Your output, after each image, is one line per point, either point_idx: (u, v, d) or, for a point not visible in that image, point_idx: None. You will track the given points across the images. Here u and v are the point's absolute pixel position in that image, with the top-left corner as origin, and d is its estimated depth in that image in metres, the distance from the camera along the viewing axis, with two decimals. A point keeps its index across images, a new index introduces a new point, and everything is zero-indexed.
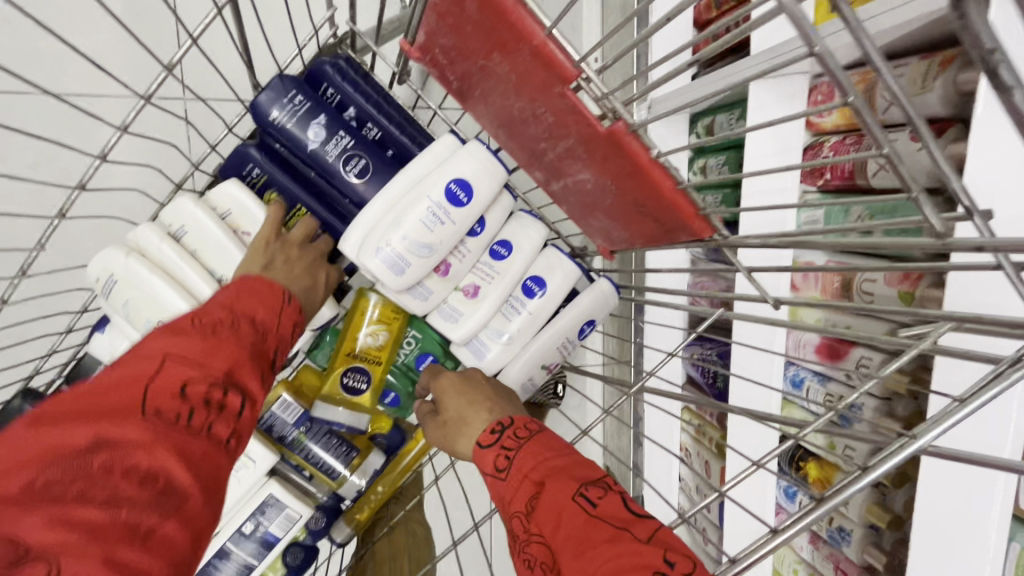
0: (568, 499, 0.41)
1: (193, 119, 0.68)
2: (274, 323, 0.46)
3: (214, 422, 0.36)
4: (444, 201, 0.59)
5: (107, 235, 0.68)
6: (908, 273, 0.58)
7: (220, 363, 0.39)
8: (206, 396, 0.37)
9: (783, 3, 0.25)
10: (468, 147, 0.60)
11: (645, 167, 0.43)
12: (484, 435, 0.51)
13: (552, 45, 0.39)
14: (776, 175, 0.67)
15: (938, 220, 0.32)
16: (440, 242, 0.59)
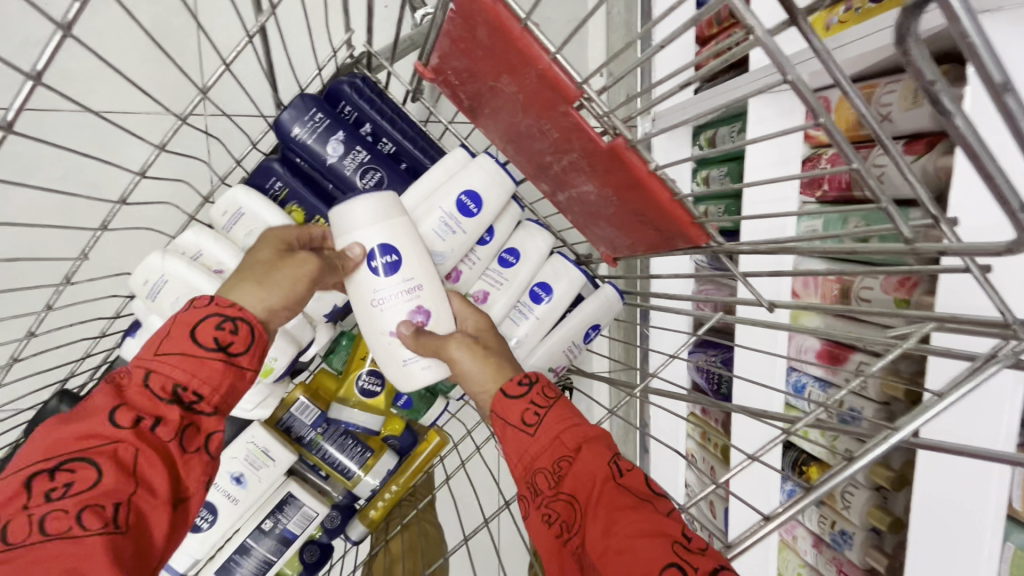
0: (602, 464, 0.44)
1: (220, 136, 0.72)
2: (141, 366, 0.43)
3: (72, 497, 0.37)
4: (455, 212, 0.62)
5: (139, 245, 0.72)
6: (904, 281, 0.61)
7: (65, 437, 0.39)
8: (57, 473, 0.38)
9: (760, 37, 0.28)
10: (478, 160, 0.63)
11: (644, 180, 0.46)
12: (511, 386, 0.49)
13: (556, 69, 0.43)
14: (774, 186, 0.70)
15: (908, 230, 0.36)
16: (451, 251, 0.62)
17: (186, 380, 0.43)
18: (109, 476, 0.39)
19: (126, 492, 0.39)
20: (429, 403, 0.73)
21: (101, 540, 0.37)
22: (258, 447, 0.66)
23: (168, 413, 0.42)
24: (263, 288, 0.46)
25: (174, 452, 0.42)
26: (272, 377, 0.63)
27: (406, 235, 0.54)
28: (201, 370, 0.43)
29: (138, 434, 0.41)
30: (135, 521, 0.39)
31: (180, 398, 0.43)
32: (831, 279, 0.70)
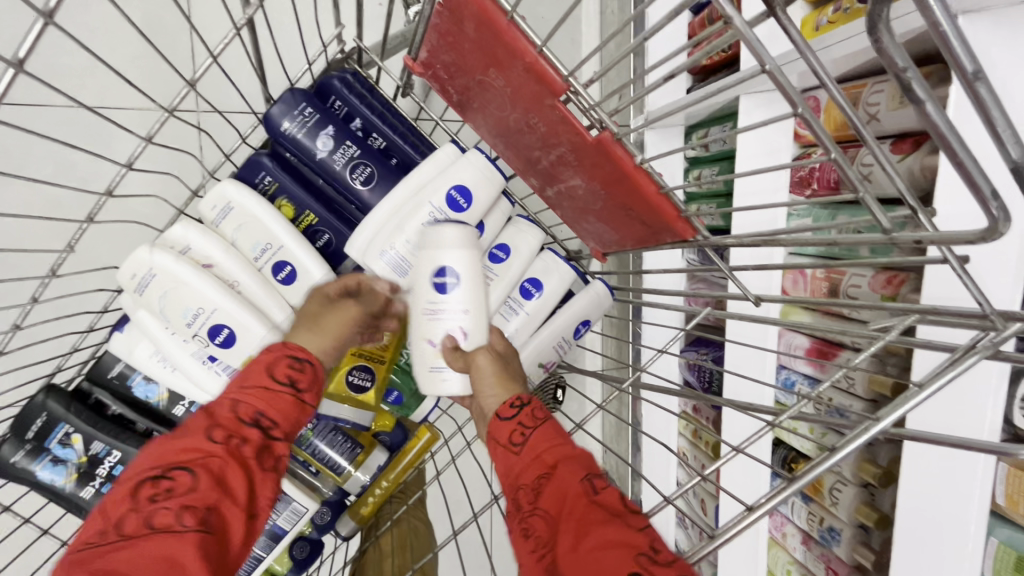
0: (577, 481, 0.47)
1: (210, 130, 0.72)
2: (228, 396, 0.52)
3: (173, 499, 0.45)
4: (445, 207, 0.62)
5: (128, 240, 0.72)
6: (892, 278, 0.62)
7: (171, 450, 0.47)
8: (161, 481, 0.46)
9: (741, 29, 0.29)
10: (468, 156, 0.63)
11: (631, 173, 0.46)
12: (503, 408, 0.54)
13: (543, 62, 0.43)
14: (768, 176, 0.70)
15: (888, 220, 0.36)
16: None
17: (266, 409, 0.52)
18: (204, 482, 0.46)
19: (215, 498, 0.46)
20: (420, 398, 0.73)
21: (195, 536, 0.44)
22: None
23: (251, 433, 0.51)
24: (315, 328, 0.58)
25: (252, 469, 0.49)
26: None
27: (473, 267, 0.58)
28: (276, 400, 0.53)
29: (227, 450, 0.49)
30: (220, 525, 0.46)
31: (260, 422, 0.52)
32: (820, 276, 0.71)
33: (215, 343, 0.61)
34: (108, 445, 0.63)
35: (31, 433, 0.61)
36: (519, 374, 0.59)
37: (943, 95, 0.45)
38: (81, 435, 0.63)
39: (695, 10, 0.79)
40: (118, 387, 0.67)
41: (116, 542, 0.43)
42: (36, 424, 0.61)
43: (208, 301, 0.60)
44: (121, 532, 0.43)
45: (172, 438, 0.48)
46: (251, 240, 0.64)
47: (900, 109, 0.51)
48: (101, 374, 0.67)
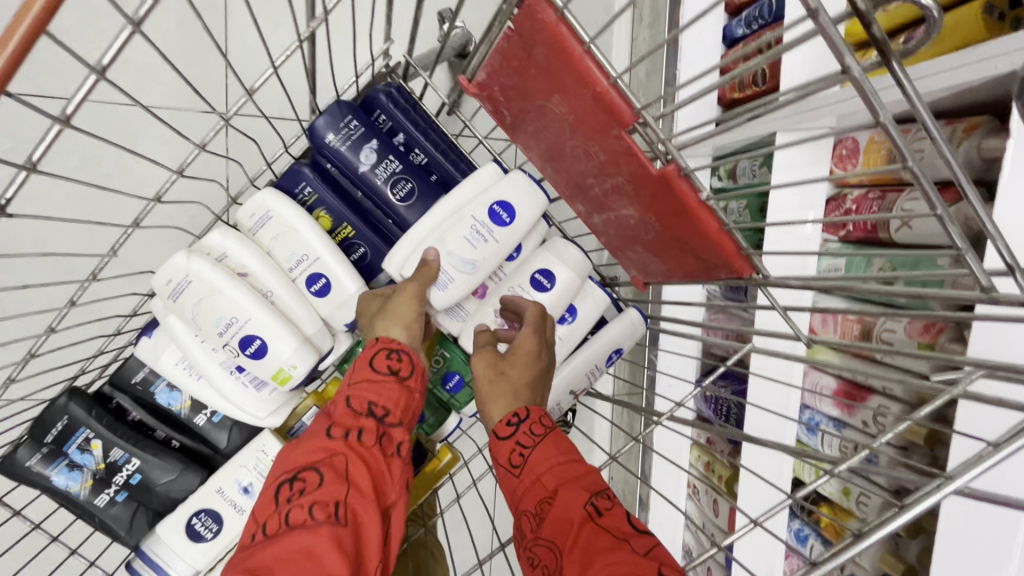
0: (580, 507, 0.48)
1: (249, 137, 0.71)
2: (341, 392, 0.51)
3: (306, 497, 0.43)
4: (488, 221, 0.62)
5: (158, 242, 0.70)
6: (929, 326, 0.61)
7: (298, 451, 0.47)
8: (293, 481, 0.45)
9: (854, 76, 0.28)
10: (511, 175, 0.63)
11: (693, 208, 0.45)
12: (501, 426, 0.55)
13: (614, 93, 0.42)
14: (796, 228, 0.73)
15: (984, 276, 0.37)
16: (483, 259, 0.61)
17: (377, 398, 0.50)
18: (329, 478, 0.44)
19: (344, 493, 0.44)
20: (442, 417, 0.74)
21: (328, 531, 0.41)
22: (268, 456, 0.64)
23: (367, 423, 0.49)
24: (395, 315, 0.55)
25: (376, 462, 0.48)
26: (288, 386, 0.62)
27: (569, 285, 0.67)
28: (385, 388, 0.51)
29: (349, 445, 0.47)
30: (353, 520, 0.43)
31: (374, 411, 0.50)
32: (851, 318, 0.71)
33: (246, 353, 0.60)
34: (126, 452, 0.62)
35: (50, 436, 0.60)
36: (536, 381, 0.58)
37: (992, 142, 0.49)
38: (100, 441, 0.61)
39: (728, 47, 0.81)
40: (141, 393, 0.65)
41: (258, 543, 0.42)
42: (55, 428, 0.59)
43: (241, 311, 0.58)
44: (262, 533, 0.42)
45: (294, 439, 0.48)
46: (287, 251, 0.63)
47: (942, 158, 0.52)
48: (125, 379, 0.64)
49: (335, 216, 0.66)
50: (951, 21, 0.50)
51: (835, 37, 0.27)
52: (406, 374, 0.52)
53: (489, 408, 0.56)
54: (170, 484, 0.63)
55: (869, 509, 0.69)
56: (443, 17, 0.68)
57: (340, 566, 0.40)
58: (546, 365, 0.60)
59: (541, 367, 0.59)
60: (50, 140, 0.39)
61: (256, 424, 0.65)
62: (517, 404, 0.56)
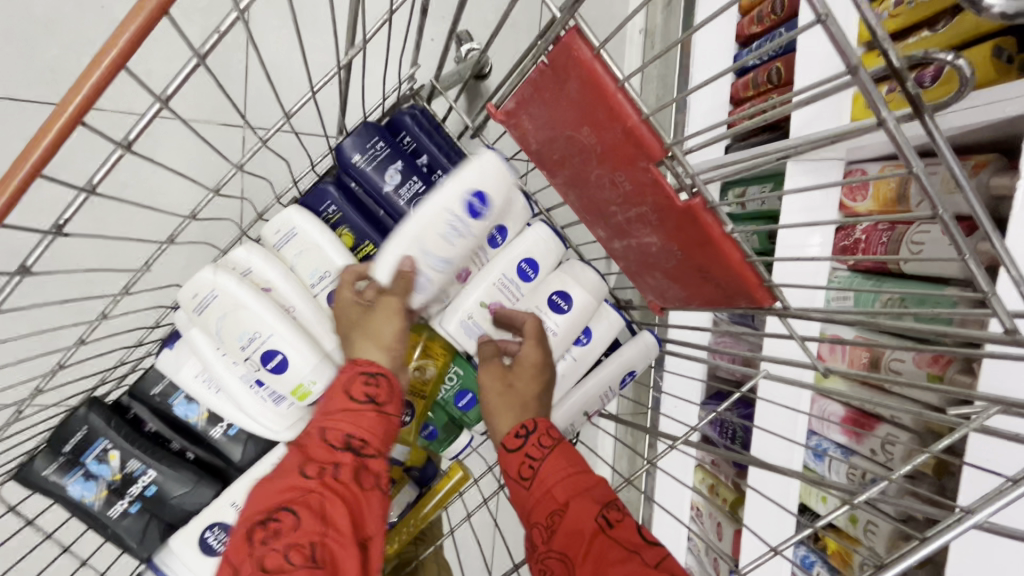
0: (591, 518, 0.49)
1: (271, 154, 0.72)
2: (317, 424, 0.51)
3: (281, 539, 0.44)
4: (462, 213, 0.58)
5: (180, 255, 0.71)
6: (937, 358, 0.63)
7: (275, 490, 0.48)
8: (268, 522, 0.46)
9: (888, 126, 0.30)
10: (482, 157, 0.58)
11: (717, 240, 0.46)
12: (510, 439, 0.57)
13: (645, 128, 0.43)
14: (808, 263, 0.75)
15: (1010, 316, 0.38)
16: (458, 255, 0.58)
17: (354, 430, 0.51)
18: (304, 519, 0.45)
19: (320, 533, 0.45)
20: (453, 434, 0.74)
21: (304, 573, 0.43)
22: None
23: (344, 458, 0.50)
24: (372, 335, 0.54)
25: (353, 495, 0.49)
26: (307, 402, 0.62)
27: (586, 308, 0.68)
28: (361, 419, 0.51)
29: (325, 483, 0.48)
30: (330, 559, 0.45)
31: (350, 444, 0.50)
32: (859, 347, 0.72)
33: (267, 368, 0.60)
34: (143, 464, 0.62)
35: (68, 446, 0.61)
36: (541, 395, 0.61)
37: (1000, 182, 0.51)
38: (118, 452, 0.62)
39: (738, 75, 0.84)
40: (159, 405, 0.65)
41: None
42: (75, 438, 0.60)
43: (264, 326, 0.59)
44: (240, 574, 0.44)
45: (271, 475, 0.49)
46: (310, 267, 0.64)
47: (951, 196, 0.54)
48: (145, 390, 0.65)
49: (358, 235, 0.67)
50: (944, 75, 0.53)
51: (868, 88, 0.29)
52: (384, 402, 0.53)
53: (497, 422, 0.59)
54: (184, 497, 0.63)
55: (876, 538, 0.69)
56: (459, 39, 0.70)
57: None
58: (551, 377, 0.63)
59: (545, 378, 0.62)
60: (111, 163, 0.42)
61: (272, 438, 0.65)
62: (526, 416, 0.59)
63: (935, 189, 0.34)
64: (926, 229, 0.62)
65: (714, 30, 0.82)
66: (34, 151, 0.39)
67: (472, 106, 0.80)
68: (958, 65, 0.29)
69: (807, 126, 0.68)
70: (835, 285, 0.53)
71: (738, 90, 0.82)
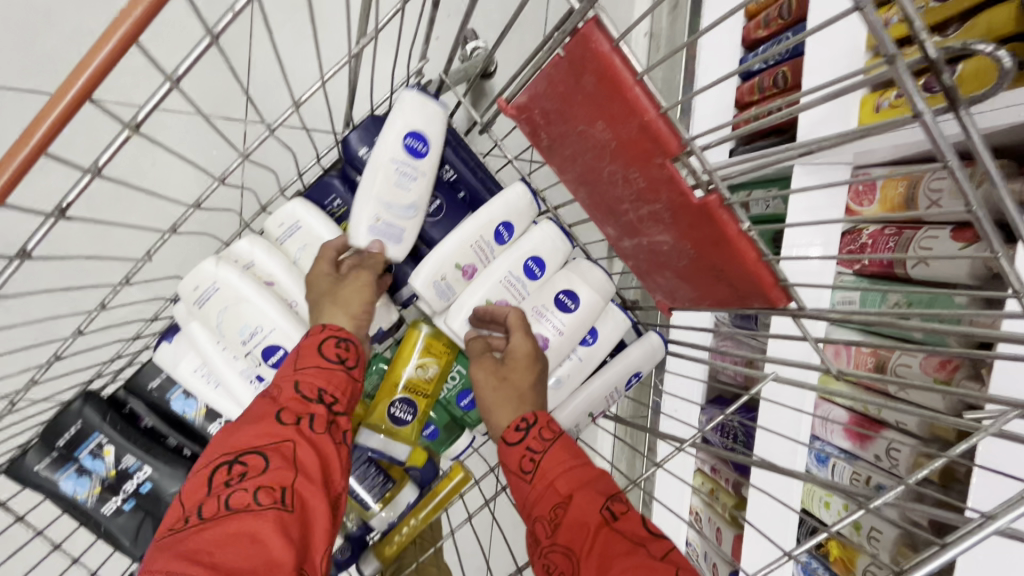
0: (594, 510, 0.49)
1: (275, 147, 0.71)
2: (289, 377, 0.50)
3: (249, 481, 0.43)
4: (405, 156, 0.60)
5: (178, 247, 0.70)
6: (945, 363, 0.62)
7: (244, 435, 0.46)
8: (234, 465, 0.44)
9: (923, 119, 0.30)
10: (400, 99, 0.60)
11: (732, 238, 0.46)
12: (511, 433, 0.57)
13: (662, 122, 0.43)
14: (814, 263, 0.74)
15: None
16: (419, 198, 0.62)
17: (326, 386, 0.51)
18: (273, 462, 0.44)
19: (290, 476, 0.44)
20: (455, 434, 0.73)
21: (273, 514, 0.41)
22: None
23: (317, 409, 0.49)
24: (340, 302, 0.56)
25: (320, 447, 0.47)
26: None
27: (593, 308, 0.67)
28: (333, 376, 0.52)
29: (298, 431, 0.47)
30: (298, 504, 0.43)
31: (323, 399, 0.50)
32: (864, 352, 0.71)
33: (268, 363, 0.59)
34: (138, 460, 0.61)
35: (62, 440, 0.59)
36: (534, 386, 0.60)
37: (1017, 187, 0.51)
38: (113, 448, 0.60)
39: (743, 77, 0.84)
40: (156, 400, 0.64)
41: (195, 525, 0.40)
42: (69, 433, 0.58)
43: (266, 320, 0.58)
44: (198, 517, 0.41)
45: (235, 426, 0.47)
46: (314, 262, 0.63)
47: (979, 186, 0.52)
48: (141, 385, 0.64)
49: None
50: (968, 70, 0.51)
51: (903, 77, 0.29)
52: (354, 365, 0.54)
53: (494, 416, 0.59)
54: (180, 494, 0.62)
55: (881, 545, 0.68)
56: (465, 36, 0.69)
57: (283, 546, 0.39)
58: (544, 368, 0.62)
59: (539, 366, 0.61)
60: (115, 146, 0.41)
61: None
62: (524, 410, 0.58)
63: (967, 183, 0.33)
64: (934, 233, 0.61)
65: (722, 33, 0.82)
66: (36, 130, 0.38)
67: (477, 103, 0.79)
68: (999, 56, 0.29)
69: (816, 129, 0.67)
70: (848, 285, 0.52)
71: (743, 93, 0.81)
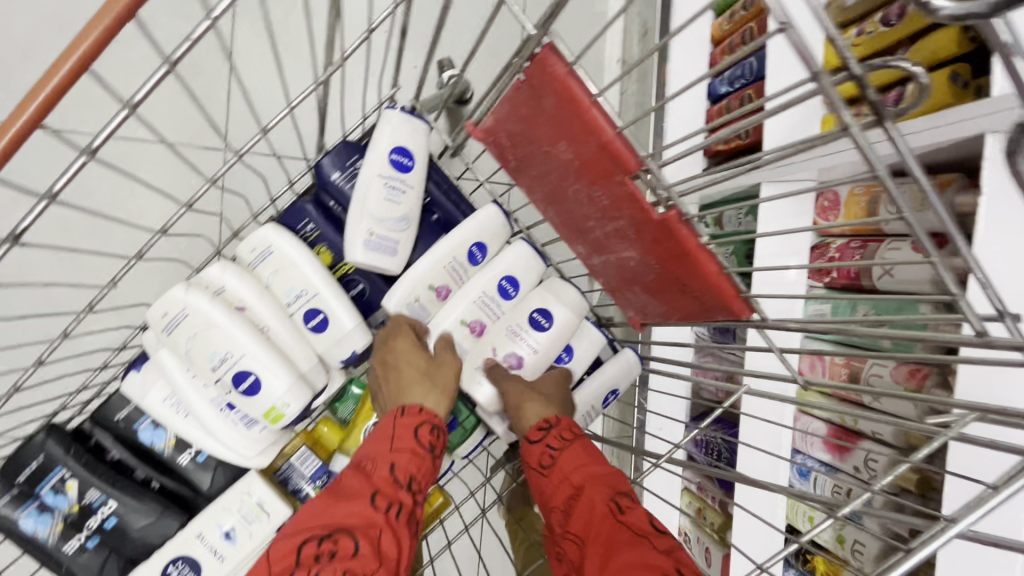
0: (603, 502, 0.49)
1: (248, 175, 0.72)
2: (382, 457, 0.50)
3: (337, 562, 0.41)
4: (393, 172, 0.62)
5: (149, 275, 0.69)
6: (915, 371, 0.63)
7: (336, 511, 0.45)
8: (324, 542, 0.42)
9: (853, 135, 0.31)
10: (384, 117, 0.62)
11: (693, 252, 0.46)
12: (532, 432, 0.58)
13: (620, 141, 0.44)
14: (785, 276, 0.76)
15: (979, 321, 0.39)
16: (409, 211, 0.64)
17: (415, 474, 0.51)
18: (364, 547, 0.42)
19: (373, 567, 0.42)
20: None
21: None
22: (253, 500, 0.62)
23: (405, 498, 0.48)
24: (440, 387, 0.58)
25: (403, 543, 0.46)
26: (279, 424, 0.60)
27: (567, 328, 0.67)
28: (423, 464, 0.52)
29: (388, 519, 0.46)
30: None
31: (412, 488, 0.50)
32: (839, 363, 0.73)
33: (238, 390, 0.58)
34: (103, 494, 0.59)
35: (22, 476, 0.57)
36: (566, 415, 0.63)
37: (964, 197, 0.52)
38: (76, 481, 0.58)
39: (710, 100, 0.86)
40: (123, 431, 0.63)
41: None
42: (30, 467, 0.57)
43: (237, 346, 0.57)
44: None
45: (321, 500, 0.46)
46: (286, 285, 0.63)
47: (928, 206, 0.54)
48: (108, 416, 0.62)
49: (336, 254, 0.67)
50: (918, 87, 0.54)
51: (831, 98, 0.30)
52: (438, 464, 0.54)
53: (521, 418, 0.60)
54: (146, 529, 0.60)
55: (865, 558, 0.68)
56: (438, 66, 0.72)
57: None
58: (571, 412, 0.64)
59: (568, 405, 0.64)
60: (72, 172, 0.41)
61: (242, 464, 0.63)
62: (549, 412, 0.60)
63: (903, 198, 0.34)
64: (896, 245, 0.64)
65: (687, 58, 0.85)
66: None
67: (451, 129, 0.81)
68: (917, 72, 0.30)
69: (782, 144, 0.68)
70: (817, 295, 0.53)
71: (713, 113, 0.83)
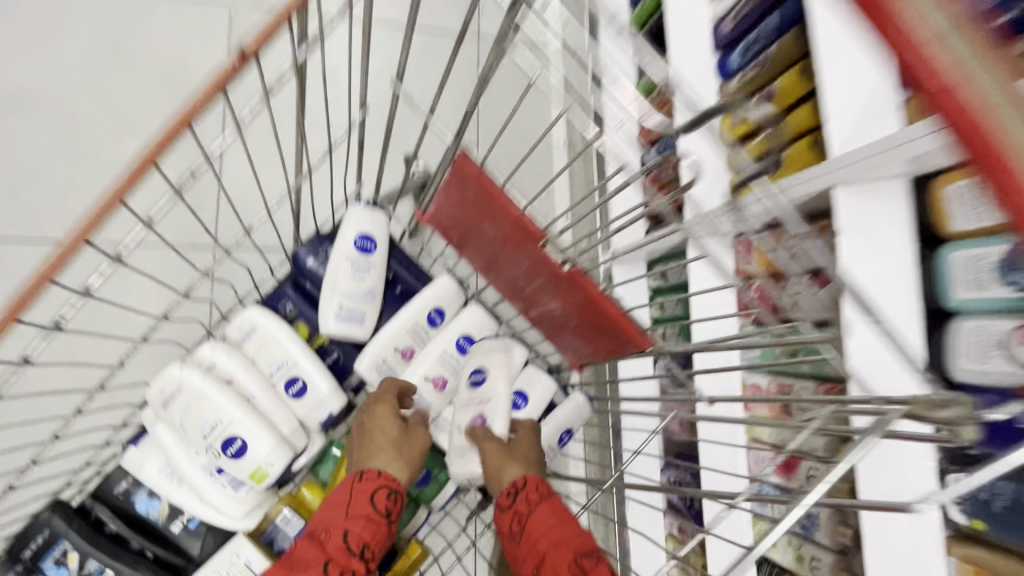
0: (564, 564, 0.56)
1: (237, 266, 0.83)
2: (336, 526, 0.59)
3: None
4: (359, 255, 0.74)
5: (150, 360, 0.79)
6: (831, 388, 0.71)
7: None
8: None
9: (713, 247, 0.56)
10: (349, 210, 0.74)
11: (597, 298, 0.58)
12: (502, 497, 0.64)
13: (526, 218, 0.56)
14: (713, 313, 0.87)
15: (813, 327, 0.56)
16: (374, 286, 0.75)
17: (369, 540, 0.60)
18: None
19: None
20: (410, 511, 0.79)
21: None
22: (240, 560, 0.68)
23: (355, 564, 0.58)
24: (402, 453, 0.66)
25: None
26: (264, 483, 0.67)
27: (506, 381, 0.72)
28: (377, 530, 0.61)
29: None
30: None
31: (363, 553, 0.59)
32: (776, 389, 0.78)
33: (226, 454, 0.66)
34: (101, 564, 0.64)
35: (29, 551, 0.63)
36: (537, 461, 0.69)
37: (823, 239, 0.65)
38: (77, 554, 0.64)
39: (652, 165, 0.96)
40: (121, 504, 0.69)
41: None
42: (36, 541, 0.63)
43: (224, 414, 0.66)
44: None
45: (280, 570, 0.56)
46: (269, 358, 0.72)
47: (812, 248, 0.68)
48: (108, 491, 0.69)
49: (314, 327, 0.77)
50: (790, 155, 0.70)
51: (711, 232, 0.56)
52: (395, 519, 0.63)
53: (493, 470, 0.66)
54: None
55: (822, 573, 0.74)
56: None
57: None
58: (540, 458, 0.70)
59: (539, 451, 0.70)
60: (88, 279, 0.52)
61: (230, 527, 0.69)
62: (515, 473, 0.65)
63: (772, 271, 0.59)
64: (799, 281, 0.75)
65: None
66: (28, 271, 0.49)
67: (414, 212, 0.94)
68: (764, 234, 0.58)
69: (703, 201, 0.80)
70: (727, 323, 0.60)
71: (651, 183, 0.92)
